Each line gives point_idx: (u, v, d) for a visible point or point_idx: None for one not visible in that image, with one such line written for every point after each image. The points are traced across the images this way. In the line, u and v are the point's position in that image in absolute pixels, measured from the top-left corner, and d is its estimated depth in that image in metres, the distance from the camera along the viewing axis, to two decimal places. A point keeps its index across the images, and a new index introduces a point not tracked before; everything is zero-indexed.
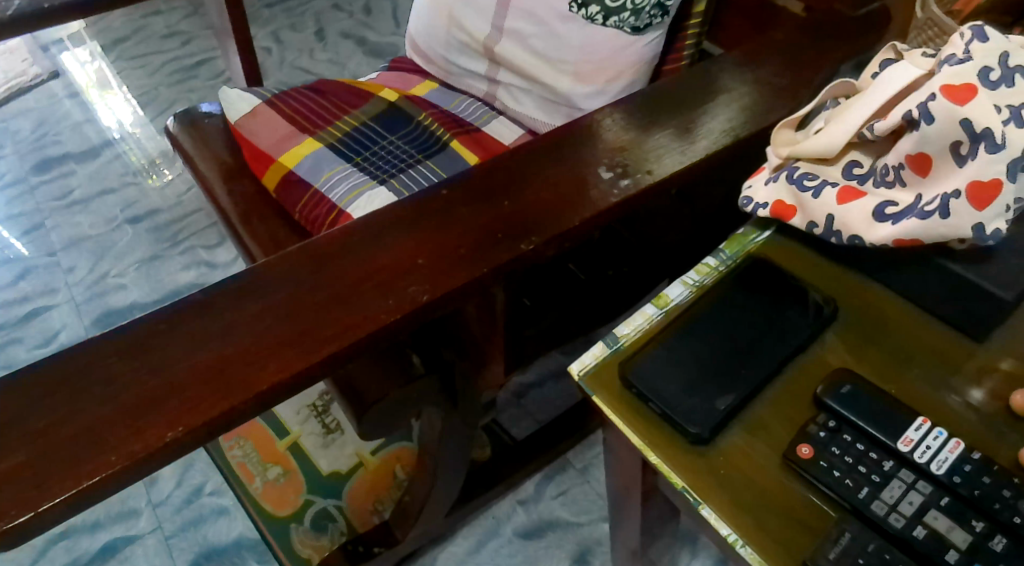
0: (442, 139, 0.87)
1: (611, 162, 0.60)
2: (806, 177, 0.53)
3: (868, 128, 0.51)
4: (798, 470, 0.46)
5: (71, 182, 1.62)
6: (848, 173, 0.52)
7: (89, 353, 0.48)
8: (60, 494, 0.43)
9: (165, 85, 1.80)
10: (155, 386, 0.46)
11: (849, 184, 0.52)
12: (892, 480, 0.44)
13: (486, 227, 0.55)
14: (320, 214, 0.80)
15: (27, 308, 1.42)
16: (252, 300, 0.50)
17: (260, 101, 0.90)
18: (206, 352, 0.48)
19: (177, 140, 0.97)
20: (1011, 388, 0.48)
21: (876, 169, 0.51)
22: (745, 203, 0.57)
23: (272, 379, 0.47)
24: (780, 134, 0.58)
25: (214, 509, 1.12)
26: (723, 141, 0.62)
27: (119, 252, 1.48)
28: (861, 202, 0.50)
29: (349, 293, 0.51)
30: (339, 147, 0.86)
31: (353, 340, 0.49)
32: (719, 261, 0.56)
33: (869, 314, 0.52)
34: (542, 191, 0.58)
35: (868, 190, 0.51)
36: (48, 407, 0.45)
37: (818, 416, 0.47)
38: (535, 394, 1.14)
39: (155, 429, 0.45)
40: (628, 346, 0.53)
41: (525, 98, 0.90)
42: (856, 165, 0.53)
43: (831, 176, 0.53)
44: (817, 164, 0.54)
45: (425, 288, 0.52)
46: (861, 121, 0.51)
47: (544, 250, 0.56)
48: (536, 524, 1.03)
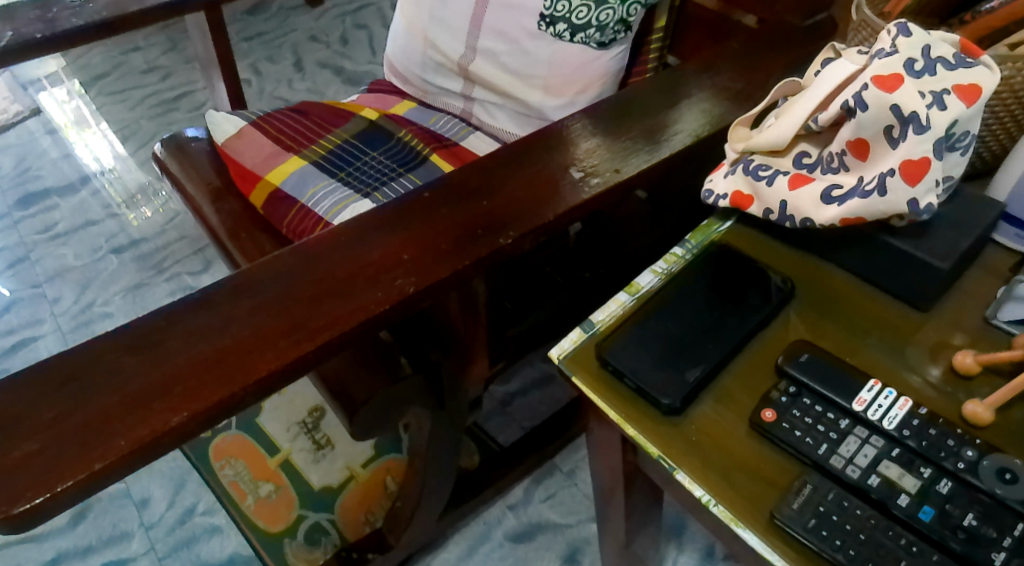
0: (422, 154, 0.91)
1: (582, 163, 0.65)
2: (760, 168, 0.58)
3: (813, 120, 0.56)
4: (762, 433, 0.49)
5: (55, 216, 1.64)
6: (799, 163, 0.57)
7: (94, 350, 0.51)
8: (73, 477, 0.45)
9: (145, 119, 1.84)
10: (158, 377, 0.50)
11: (799, 172, 0.57)
12: (848, 436, 0.48)
13: (467, 224, 0.59)
14: (308, 226, 0.84)
15: (14, 339, 1.43)
16: (249, 298, 0.54)
17: (245, 122, 0.94)
18: (205, 345, 0.51)
19: (164, 164, 1.00)
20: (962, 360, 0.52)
21: (823, 157, 0.56)
22: (707, 196, 0.62)
23: (271, 366, 0.50)
24: (737, 132, 0.63)
25: (205, 528, 1.14)
26: (685, 141, 0.67)
27: (103, 281, 1.50)
28: (810, 187, 0.55)
29: (341, 287, 0.55)
30: (324, 164, 0.89)
31: (347, 328, 0.52)
32: (685, 251, 0.60)
33: (824, 292, 0.57)
34: (518, 191, 0.62)
35: (815, 176, 0.56)
36: (58, 400, 0.48)
37: (780, 383, 0.51)
38: (520, 402, 1.17)
39: (161, 416, 0.48)
40: (604, 330, 0.57)
41: (499, 113, 0.95)
42: (805, 155, 0.57)
43: (783, 166, 0.58)
44: (770, 157, 0.59)
45: (411, 280, 0.55)
46: (805, 114, 0.56)
47: (521, 243, 0.60)
48: (526, 527, 1.06)
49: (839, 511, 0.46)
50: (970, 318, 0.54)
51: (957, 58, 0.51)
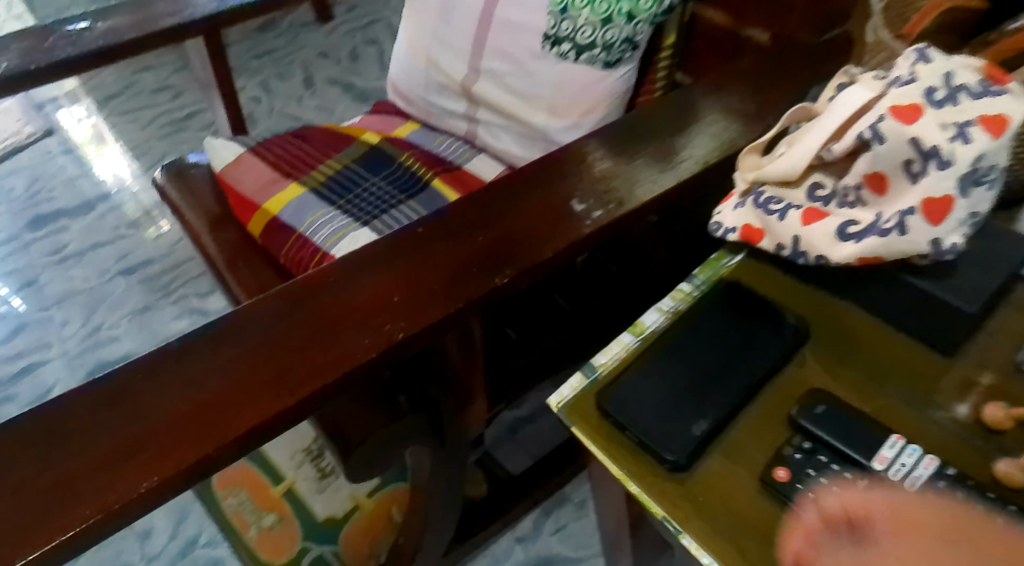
0: (424, 178, 0.88)
1: (585, 194, 0.62)
2: (771, 201, 0.55)
3: (826, 150, 0.53)
4: (775, 493, 0.46)
5: (65, 238, 1.64)
6: (811, 195, 0.54)
7: (69, 405, 0.48)
8: (36, 548, 0.43)
9: (156, 138, 1.83)
10: (132, 435, 0.47)
11: (812, 206, 0.53)
12: (868, 499, 0.45)
13: (462, 262, 0.56)
14: (305, 257, 0.81)
15: (22, 364, 1.42)
16: (229, 346, 0.51)
17: (243, 148, 0.91)
18: (181, 400, 0.48)
19: (164, 190, 0.98)
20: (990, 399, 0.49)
21: (838, 189, 0.53)
22: (715, 229, 0.58)
23: (249, 423, 0.48)
24: (745, 159, 0.62)
25: (208, 560, 1.15)
26: (691, 169, 0.64)
27: (111, 304, 1.49)
28: (824, 223, 0.51)
29: (327, 332, 0.52)
30: (322, 191, 0.86)
31: (330, 379, 0.50)
32: (693, 287, 0.57)
33: (843, 333, 0.53)
34: (516, 225, 0.59)
35: (830, 211, 0.52)
36: (26, 461, 0.46)
37: (794, 438, 0.48)
38: (529, 428, 1.14)
39: (131, 479, 0.45)
40: (607, 373, 0.54)
41: (503, 134, 0.93)
42: (818, 187, 0.54)
43: (795, 198, 0.55)
44: (782, 188, 0.56)
45: (400, 324, 0.52)
46: (819, 143, 0.53)
47: (518, 282, 0.56)
48: (535, 561, 1.03)
49: None
50: (999, 355, 0.51)
51: (982, 86, 0.48)
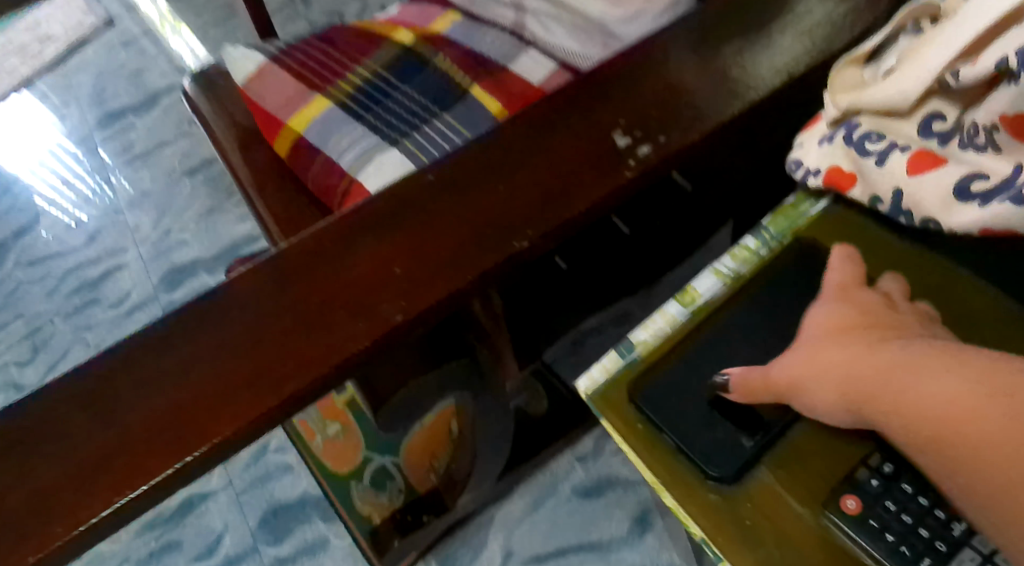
0: (461, 86, 0.78)
1: (631, 123, 0.51)
2: (868, 138, 0.47)
3: (951, 74, 0.44)
4: (840, 525, 0.42)
5: (131, 137, 1.61)
6: (926, 130, 0.45)
7: (42, 404, 0.44)
8: None
9: (212, 25, 1.75)
10: (105, 441, 0.42)
11: (926, 147, 0.45)
12: (960, 549, 0.41)
13: (474, 222, 0.47)
14: (331, 182, 0.74)
15: (100, 270, 1.44)
16: (209, 333, 0.45)
17: (265, 57, 0.83)
18: (157, 399, 0.43)
19: (193, 103, 0.91)
20: None
21: (962, 127, 0.44)
22: (794, 168, 0.51)
23: (230, 428, 0.42)
24: (839, 76, 0.52)
25: (279, 466, 1.12)
26: (774, 83, 0.51)
27: (178, 207, 1.47)
28: (937, 173, 0.44)
29: (318, 315, 0.45)
30: (350, 105, 0.77)
31: (318, 374, 0.43)
32: (760, 241, 0.51)
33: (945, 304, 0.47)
34: (544, 169, 0.49)
35: (949, 156, 0.45)
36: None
37: (871, 459, 0.43)
38: (594, 342, 1.07)
39: (104, 493, 0.41)
40: (644, 354, 0.48)
41: (555, 26, 0.79)
42: (937, 119, 0.45)
43: (902, 133, 0.46)
44: (883, 119, 0.47)
45: (399, 304, 0.45)
46: (943, 65, 0.44)
47: (544, 245, 0.48)
48: (595, 481, 0.98)
49: None
50: None
51: None
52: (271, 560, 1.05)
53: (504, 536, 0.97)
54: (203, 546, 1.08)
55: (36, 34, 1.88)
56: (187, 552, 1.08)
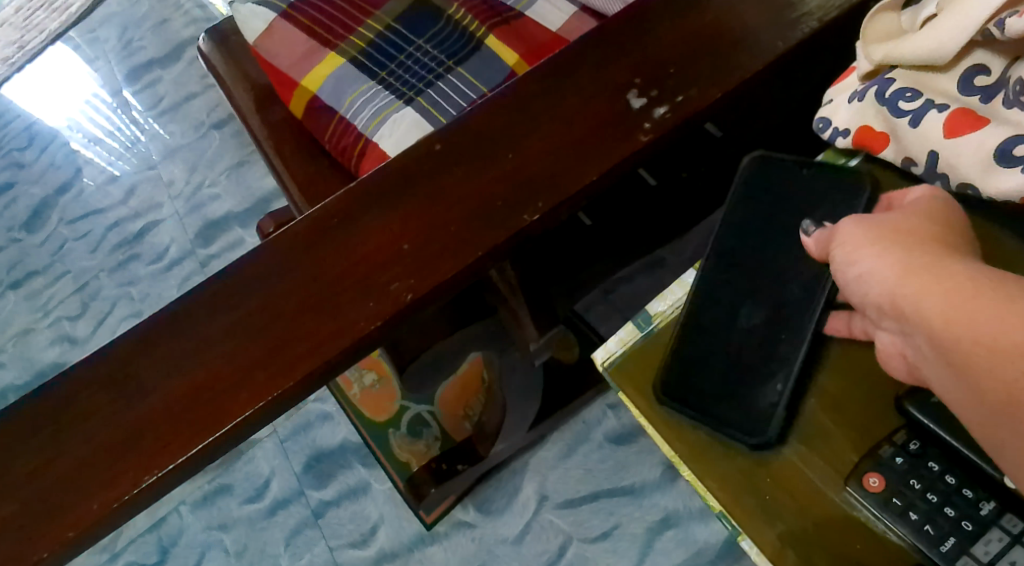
0: (476, 36, 0.75)
1: (647, 82, 0.49)
2: (904, 96, 0.44)
3: (995, 25, 0.39)
4: (862, 500, 0.44)
5: (159, 90, 1.61)
6: (967, 86, 0.42)
7: (68, 385, 0.44)
8: (45, 548, 0.40)
9: None
10: (132, 420, 0.43)
11: (966, 104, 0.42)
12: (989, 529, 0.43)
13: (482, 194, 0.46)
14: (347, 144, 0.74)
15: (138, 225, 1.46)
16: (224, 312, 0.45)
17: (275, 14, 0.80)
18: (180, 379, 0.44)
19: (210, 62, 0.90)
20: None
21: (1008, 81, 0.41)
22: (823, 128, 0.49)
23: (247, 409, 0.42)
24: (878, 20, 0.45)
25: (319, 415, 1.15)
26: (803, 31, 0.49)
27: (209, 160, 1.48)
28: (975, 137, 0.42)
29: (326, 294, 0.45)
30: (363, 62, 0.76)
31: (330, 355, 0.43)
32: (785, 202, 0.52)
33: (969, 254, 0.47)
34: (554, 135, 0.48)
35: (991, 114, 0.42)
36: (31, 451, 0.43)
37: (897, 437, 0.45)
38: None
39: (133, 471, 0.41)
40: (662, 326, 0.51)
41: None
42: (981, 74, 0.42)
43: (941, 89, 0.43)
44: (922, 72, 0.44)
45: (409, 283, 0.45)
46: (983, 19, 0.39)
47: (556, 215, 0.47)
48: (627, 429, 0.98)
49: None
50: None
51: None
52: (316, 503, 1.09)
53: (539, 481, 0.99)
54: (252, 489, 1.13)
55: None
56: (237, 494, 1.14)
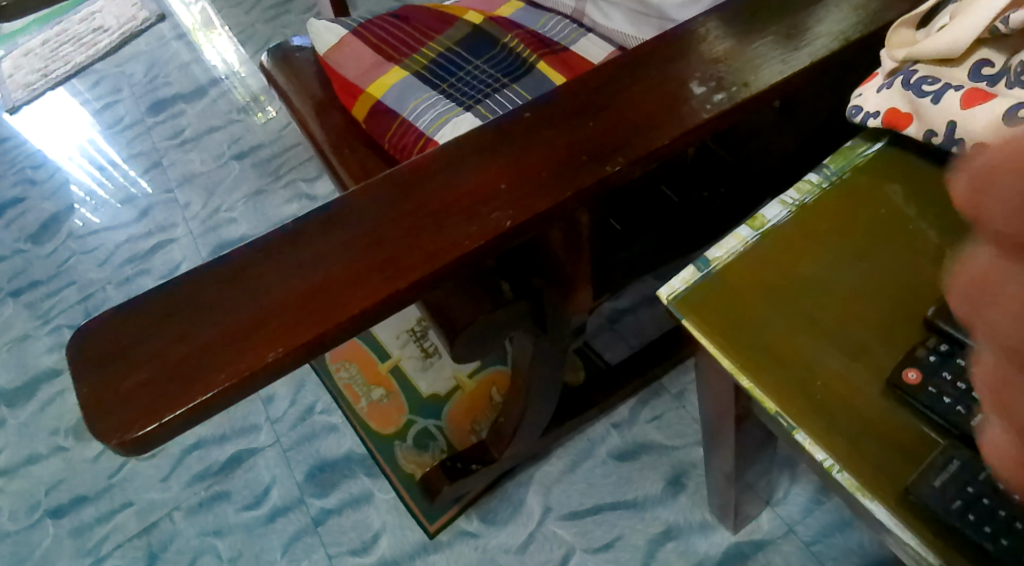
0: (528, 61, 0.85)
1: (704, 76, 0.58)
2: (925, 82, 0.51)
3: (1001, 21, 0.48)
4: (904, 397, 0.44)
5: (182, 122, 1.69)
6: (977, 74, 0.49)
7: (198, 282, 0.50)
8: (178, 409, 0.45)
9: (261, 22, 1.84)
10: (256, 310, 0.48)
11: (977, 86, 0.49)
12: None
13: (569, 149, 0.54)
14: (407, 143, 0.80)
15: (151, 243, 1.50)
16: (341, 229, 0.51)
17: (347, 30, 0.90)
18: (300, 280, 0.49)
19: (269, 73, 0.97)
20: None
21: (1010, 68, 0.48)
22: (854, 114, 0.55)
23: (363, 304, 0.48)
24: (896, 36, 0.55)
25: (325, 426, 1.17)
26: (831, 46, 0.59)
27: (228, 187, 1.54)
28: (989, 105, 0.47)
29: (433, 219, 0.51)
30: (426, 75, 0.85)
31: (434, 267, 0.49)
32: (823, 177, 0.54)
33: (950, 229, 0.50)
34: (628, 109, 0.56)
35: (998, 91, 0.48)
36: (164, 330, 0.48)
37: (929, 340, 0.45)
38: (629, 319, 1.13)
39: (257, 350, 0.47)
40: (720, 269, 0.51)
41: (615, 12, 0.86)
42: (986, 65, 0.49)
43: (955, 78, 0.50)
44: (938, 67, 0.51)
45: (507, 213, 0.52)
46: (992, 14, 0.48)
47: (630, 171, 0.54)
48: (630, 446, 1.03)
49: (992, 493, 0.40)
50: None
51: None
52: (317, 511, 1.10)
53: (543, 494, 1.02)
54: (251, 496, 1.14)
55: (90, 24, 1.97)
56: (235, 501, 1.14)
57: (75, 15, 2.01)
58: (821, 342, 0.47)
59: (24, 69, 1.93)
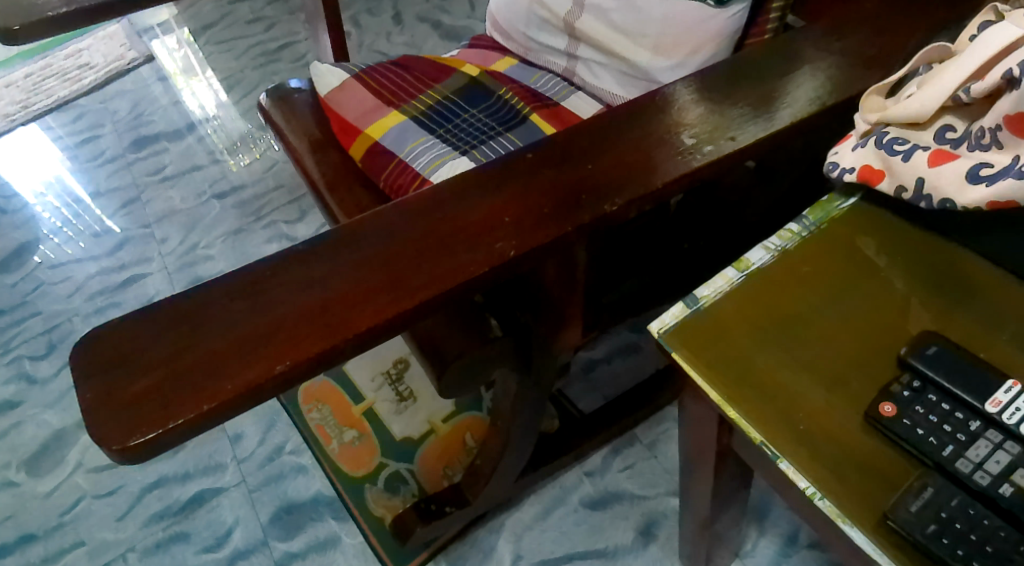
0: (521, 113, 0.89)
1: (693, 130, 0.61)
2: (896, 142, 0.53)
3: (964, 90, 0.51)
4: (881, 428, 0.46)
5: (164, 159, 1.69)
6: (941, 137, 0.52)
7: (204, 294, 0.50)
8: (183, 416, 0.44)
9: (249, 69, 1.87)
10: (264, 322, 0.48)
11: (941, 148, 0.52)
12: (978, 439, 0.45)
13: (571, 188, 0.57)
14: (404, 181, 0.83)
15: (124, 276, 1.49)
16: (350, 251, 0.53)
17: (349, 74, 0.93)
18: (307, 296, 0.50)
19: (267, 113, 1.00)
20: None
21: (971, 132, 0.51)
22: (831, 169, 0.57)
23: (371, 321, 0.49)
24: (869, 102, 0.58)
25: (293, 467, 1.14)
26: (809, 108, 0.63)
27: (207, 225, 1.54)
28: (954, 164, 0.51)
29: (440, 246, 0.53)
30: (424, 120, 0.88)
31: (439, 289, 0.51)
32: (802, 227, 0.57)
33: (918, 278, 0.53)
34: (625, 154, 0.59)
35: (961, 153, 0.51)
36: (170, 338, 0.47)
37: (903, 376, 0.48)
38: (603, 370, 1.15)
39: (265, 361, 0.47)
40: (709, 306, 0.53)
41: (604, 73, 0.90)
42: (949, 130, 0.52)
43: (922, 140, 0.53)
44: (907, 129, 0.54)
45: (511, 243, 0.54)
46: (956, 83, 0.51)
47: (626, 211, 0.57)
48: (602, 495, 1.04)
49: (963, 519, 0.43)
50: None
51: None
52: (280, 554, 1.07)
53: (514, 542, 1.02)
54: (212, 538, 1.09)
55: (76, 61, 1.98)
56: (195, 543, 1.09)
57: (61, 52, 2.03)
58: (803, 377, 0.49)
59: (5, 101, 1.93)
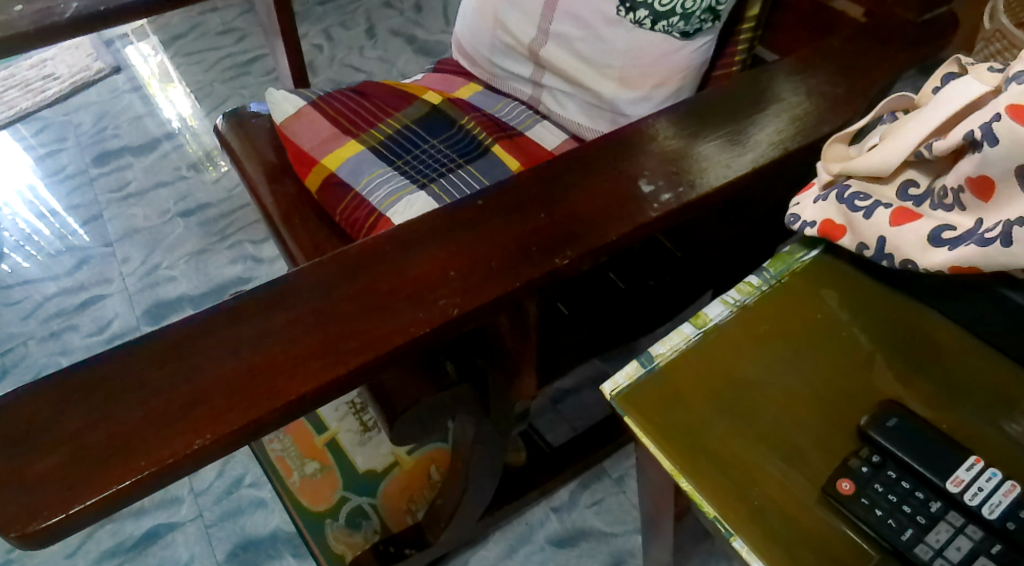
0: (484, 143, 0.86)
1: (653, 175, 0.59)
2: (857, 196, 0.51)
3: (926, 147, 0.49)
4: (838, 505, 0.44)
5: (128, 175, 1.65)
6: (904, 194, 0.50)
7: (122, 359, 0.47)
8: (89, 498, 0.42)
9: (219, 81, 1.83)
10: (186, 392, 0.46)
11: (903, 206, 0.50)
12: (939, 522, 0.43)
13: (521, 241, 0.55)
14: (360, 217, 0.79)
15: (83, 296, 1.44)
16: (284, 310, 0.50)
17: (306, 102, 0.90)
18: (233, 361, 0.47)
19: (224, 138, 0.96)
20: (994, 396, 0.48)
21: (934, 191, 0.49)
22: (792, 221, 0.55)
23: (300, 389, 0.46)
24: (832, 150, 0.56)
25: (252, 501, 1.12)
26: (771, 154, 0.60)
27: (170, 244, 1.50)
28: (916, 225, 0.49)
29: (379, 304, 0.50)
30: (382, 151, 0.85)
31: (377, 354, 0.48)
32: (762, 280, 0.54)
33: (881, 340, 0.51)
34: (581, 203, 0.57)
35: (923, 213, 0.49)
36: (83, 409, 0.45)
37: (861, 450, 0.46)
38: (572, 400, 1.13)
39: (185, 436, 0.44)
40: (663, 366, 0.51)
41: (570, 102, 0.88)
42: (912, 185, 0.50)
43: (884, 195, 0.51)
44: (870, 183, 0.52)
45: (455, 300, 0.51)
46: (918, 139, 0.49)
47: (579, 264, 0.55)
48: (569, 532, 1.02)
49: None
50: None
51: None
52: None
53: None
54: None
55: (41, 71, 1.94)
56: None
57: (26, 61, 1.97)
58: (760, 448, 0.47)
59: None
